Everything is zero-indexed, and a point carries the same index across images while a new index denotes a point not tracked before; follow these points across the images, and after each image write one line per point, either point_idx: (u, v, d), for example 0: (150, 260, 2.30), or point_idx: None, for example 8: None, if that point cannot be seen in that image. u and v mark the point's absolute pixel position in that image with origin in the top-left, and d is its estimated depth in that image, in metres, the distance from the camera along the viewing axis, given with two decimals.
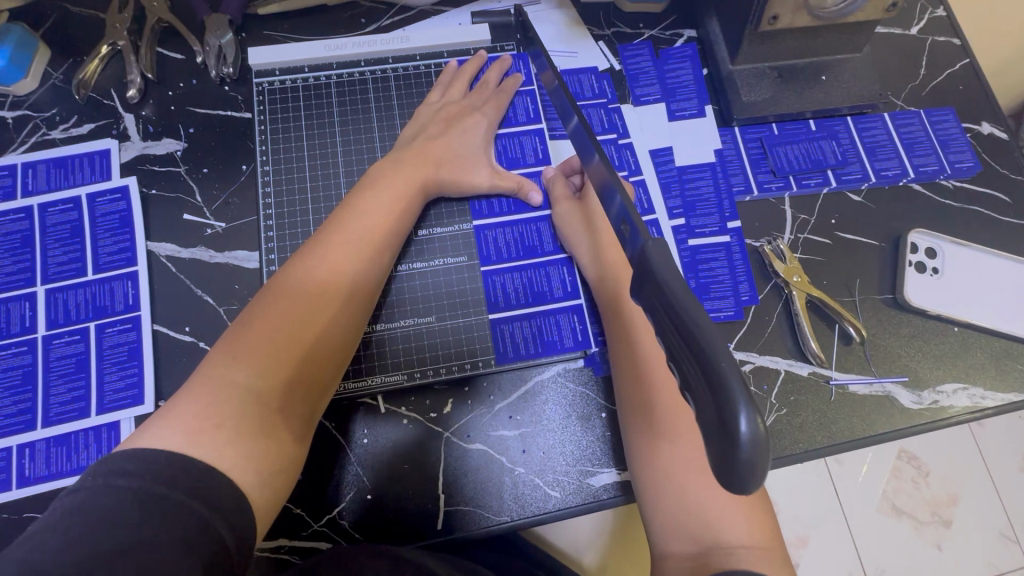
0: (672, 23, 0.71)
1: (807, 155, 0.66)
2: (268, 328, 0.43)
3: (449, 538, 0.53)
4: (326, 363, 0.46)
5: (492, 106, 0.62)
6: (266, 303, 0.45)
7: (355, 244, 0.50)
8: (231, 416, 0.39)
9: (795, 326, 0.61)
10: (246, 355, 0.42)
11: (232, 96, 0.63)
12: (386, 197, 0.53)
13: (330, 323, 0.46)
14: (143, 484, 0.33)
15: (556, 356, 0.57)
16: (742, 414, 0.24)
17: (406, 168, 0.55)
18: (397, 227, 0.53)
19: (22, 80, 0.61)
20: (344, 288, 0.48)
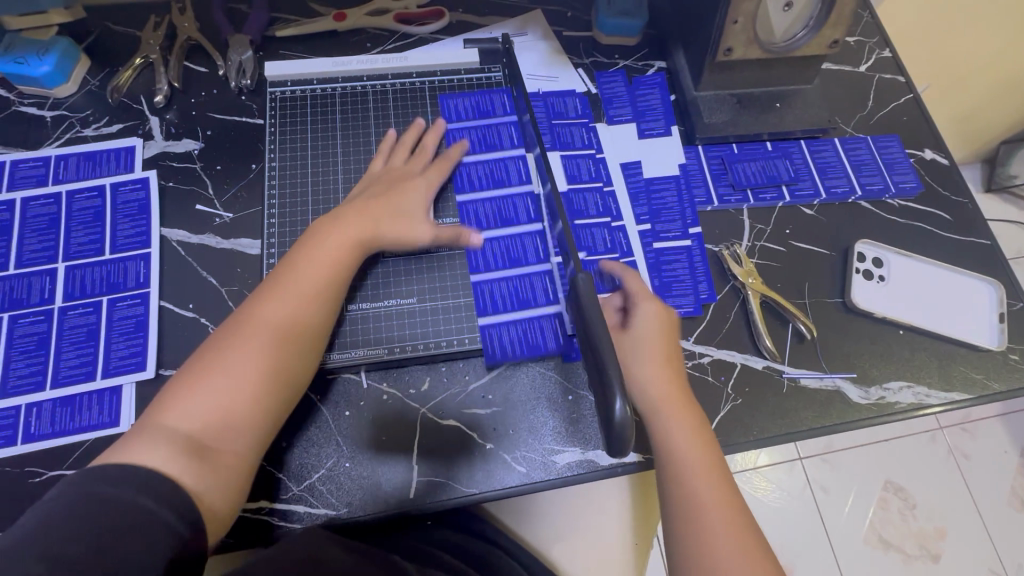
0: (645, 55, 0.79)
1: (762, 172, 0.72)
2: (207, 376, 0.48)
3: (420, 508, 0.56)
4: (261, 407, 0.49)
5: (435, 172, 0.64)
6: (209, 352, 0.50)
7: (291, 298, 0.53)
8: (167, 452, 0.43)
9: (751, 324, 0.66)
10: (185, 403, 0.47)
11: (248, 105, 0.71)
12: (328, 251, 0.56)
13: (266, 370, 0.50)
14: (107, 487, 0.39)
15: (527, 341, 0.62)
16: (618, 402, 0.41)
17: (358, 218, 0.59)
18: (334, 279, 0.56)
19: (63, 84, 0.69)
20: (276, 338, 0.51)
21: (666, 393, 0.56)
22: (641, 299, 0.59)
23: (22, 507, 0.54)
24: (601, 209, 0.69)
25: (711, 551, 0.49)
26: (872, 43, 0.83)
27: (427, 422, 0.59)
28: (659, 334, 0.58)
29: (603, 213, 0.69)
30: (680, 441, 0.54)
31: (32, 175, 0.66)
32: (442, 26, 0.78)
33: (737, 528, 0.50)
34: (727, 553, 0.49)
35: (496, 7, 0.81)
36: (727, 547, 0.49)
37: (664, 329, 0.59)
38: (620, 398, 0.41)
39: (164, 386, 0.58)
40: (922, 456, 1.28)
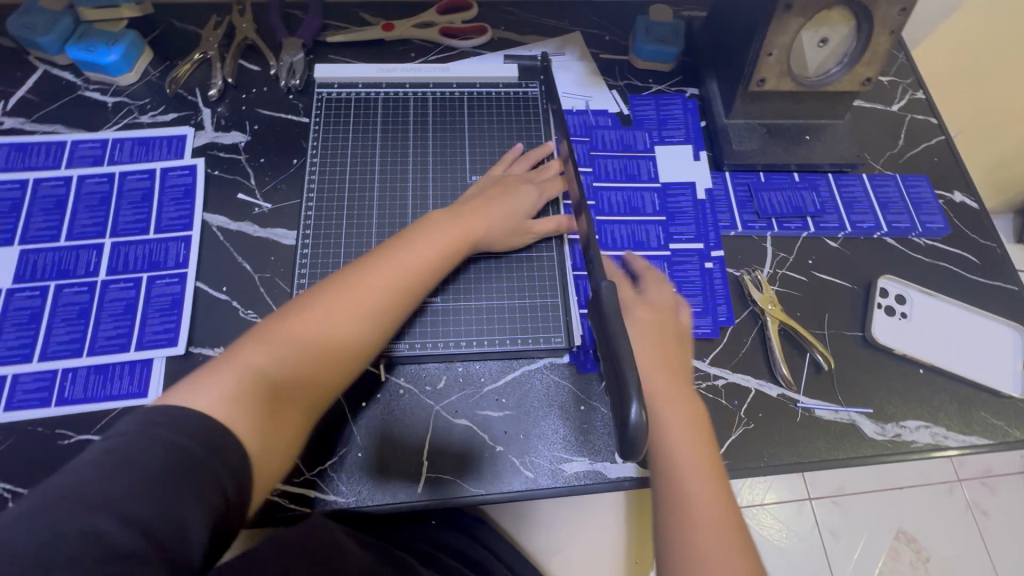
0: (678, 81, 0.82)
1: (789, 202, 0.73)
2: (298, 335, 0.48)
3: (427, 503, 0.57)
4: (334, 371, 0.49)
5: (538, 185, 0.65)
6: (325, 305, 0.50)
7: (398, 276, 0.54)
8: (239, 399, 0.43)
9: (767, 351, 0.66)
10: (273, 355, 0.47)
11: (295, 104, 0.75)
12: (439, 239, 0.58)
13: (348, 337, 0.50)
14: (177, 435, 0.37)
15: (545, 348, 0.62)
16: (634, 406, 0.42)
17: (465, 214, 0.60)
18: (434, 267, 0.56)
19: (126, 73, 0.73)
20: (369, 313, 0.51)
21: (656, 382, 0.55)
22: (631, 302, 0.60)
23: (48, 467, 0.56)
24: (626, 226, 0.71)
25: (699, 538, 0.48)
26: (905, 84, 0.84)
27: (440, 420, 0.60)
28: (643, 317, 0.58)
29: (628, 231, 0.71)
30: (669, 422, 0.53)
31: (89, 155, 0.70)
32: (483, 41, 0.81)
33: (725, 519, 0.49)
34: (711, 544, 0.47)
35: (537, 27, 0.84)
36: (712, 538, 0.47)
37: (664, 326, 0.58)
38: (634, 401, 0.41)
39: (192, 362, 0.61)
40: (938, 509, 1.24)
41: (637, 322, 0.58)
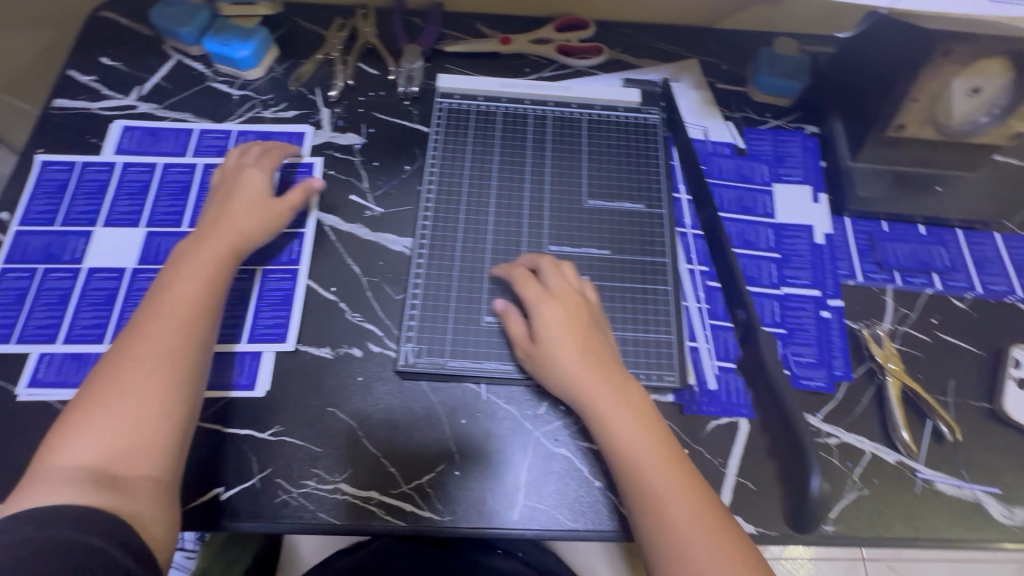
0: (797, 118, 0.79)
1: (914, 256, 0.69)
2: (98, 410, 0.46)
3: (521, 531, 0.55)
4: (169, 427, 0.47)
5: (269, 160, 0.66)
6: (106, 382, 0.48)
7: (175, 311, 0.52)
8: (70, 489, 0.42)
9: (885, 412, 0.62)
10: (83, 440, 0.45)
11: (410, 111, 0.75)
12: (189, 271, 0.55)
13: (157, 391, 0.48)
14: (24, 535, 0.39)
15: (657, 385, 0.59)
16: None
17: (206, 236, 0.58)
18: (206, 304, 0.53)
19: (253, 68, 0.75)
20: (154, 366, 0.49)
21: (586, 375, 0.53)
22: (538, 301, 0.56)
23: None
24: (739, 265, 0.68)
25: (685, 544, 0.46)
26: None
27: (539, 447, 0.58)
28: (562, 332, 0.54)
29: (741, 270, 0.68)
30: (610, 414, 0.52)
31: (214, 145, 0.72)
32: (599, 62, 0.80)
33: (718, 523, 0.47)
34: (701, 548, 0.46)
35: (653, 51, 0.82)
36: (698, 541, 0.46)
37: (578, 320, 0.55)
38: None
39: (299, 360, 0.61)
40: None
41: (547, 323, 0.55)
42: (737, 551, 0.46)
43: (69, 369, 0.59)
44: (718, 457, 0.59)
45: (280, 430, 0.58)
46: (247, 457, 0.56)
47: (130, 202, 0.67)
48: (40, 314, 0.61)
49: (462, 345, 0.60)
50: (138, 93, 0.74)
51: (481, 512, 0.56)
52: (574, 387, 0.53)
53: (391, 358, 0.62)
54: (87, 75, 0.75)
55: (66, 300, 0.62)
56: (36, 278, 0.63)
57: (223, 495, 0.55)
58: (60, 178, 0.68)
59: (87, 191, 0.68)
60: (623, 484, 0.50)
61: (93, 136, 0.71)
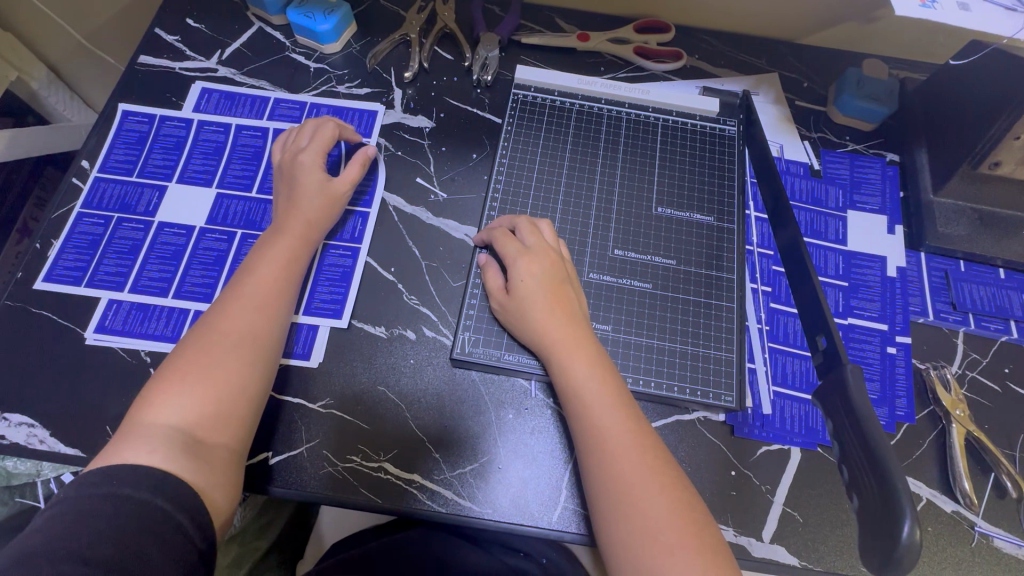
0: (878, 144, 0.76)
1: (991, 300, 0.66)
2: (185, 379, 0.50)
3: (560, 534, 0.55)
4: (245, 404, 0.51)
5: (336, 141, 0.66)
6: (193, 356, 0.51)
7: (257, 294, 0.55)
8: (158, 451, 0.46)
9: (947, 459, 0.59)
10: (171, 406, 0.48)
11: (481, 99, 0.75)
12: (270, 256, 0.58)
13: (239, 369, 0.51)
14: (113, 488, 0.42)
15: (712, 402, 0.58)
16: (905, 524, 0.32)
17: (290, 221, 0.60)
18: (284, 292, 0.57)
19: (332, 43, 0.76)
20: (238, 344, 0.52)
21: (556, 340, 0.55)
22: (516, 255, 0.58)
23: None
24: None
25: (648, 529, 0.46)
26: None
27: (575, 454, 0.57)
28: (541, 290, 0.56)
29: None
30: (585, 389, 0.52)
31: (288, 115, 0.72)
32: (677, 67, 0.78)
33: (686, 516, 0.47)
34: (665, 536, 0.45)
35: (733, 61, 0.80)
36: (663, 526, 0.46)
37: (551, 278, 0.57)
38: (907, 521, 0.32)
39: (353, 336, 0.61)
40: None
41: (525, 277, 0.57)
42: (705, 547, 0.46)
43: (135, 319, 0.60)
44: (766, 483, 0.57)
45: (330, 403, 0.59)
46: (296, 426, 0.58)
47: (204, 161, 0.69)
48: (111, 262, 0.63)
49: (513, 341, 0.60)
50: (219, 57, 0.76)
51: (520, 511, 0.55)
52: (553, 351, 0.55)
53: (443, 345, 0.62)
54: (172, 35, 0.77)
55: (136, 250, 0.64)
56: (110, 226, 0.65)
57: (270, 460, 0.56)
58: (141, 133, 0.70)
59: (164, 146, 0.69)
60: (588, 459, 0.51)
61: (174, 95, 0.73)
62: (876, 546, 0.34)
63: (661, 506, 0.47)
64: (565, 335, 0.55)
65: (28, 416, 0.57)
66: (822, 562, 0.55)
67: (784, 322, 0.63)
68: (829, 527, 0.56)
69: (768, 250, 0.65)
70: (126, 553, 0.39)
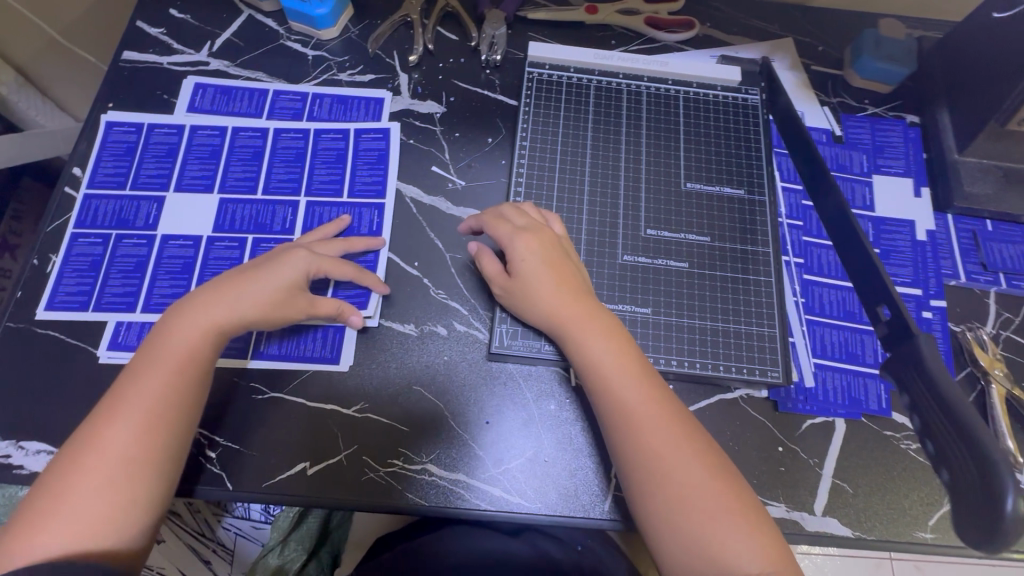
0: (897, 106, 0.74)
1: (1021, 258, 0.66)
2: (94, 462, 0.45)
3: (612, 523, 0.54)
4: (147, 492, 0.46)
5: (346, 245, 0.60)
6: (97, 427, 0.47)
7: (172, 372, 0.49)
8: (60, 534, 0.43)
9: (988, 421, 0.59)
10: (73, 499, 0.44)
11: (491, 80, 0.72)
12: (188, 325, 0.51)
13: (141, 462, 0.46)
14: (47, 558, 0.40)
15: (758, 379, 0.57)
16: (1010, 494, 0.31)
17: (218, 282, 0.54)
18: (193, 371, 0.50)
19: (329, 28, 0.72)
20: (137, 431, 0.47)
21: (570, 316, 0.53)
22: (511, 236, 0.55)
23: (241, 417, 0.55)
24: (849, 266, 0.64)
25: (688, 502, 0.45)
26: None
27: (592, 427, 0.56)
28: (541, 266, 0.54)
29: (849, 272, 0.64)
30: (602, 363, 0.51)
31: (290, 108, 0.68)
32: (690, 37, 0.76)
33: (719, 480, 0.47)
34: (705, 503, 0.45)
35: (746, 28, 0.77)
36: (702, 496, 0.46)
37: (550, 257, 0.55)
38: (1013, 490, 0.31)
39: (381, 335, 0.59)
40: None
41: (524, 255, 0.55)
42: (744, 508, 0.46)
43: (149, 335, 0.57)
44: (814, 457, 0.57)
45: (365, 407, 0.56)
46: (332, 433, 0.55)
47: (201, 167, 0.65)
48: (116, 283, 0.59)
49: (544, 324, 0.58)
50: (209, 50, 0.71)
51: (570, 504, 0.54)
52: (558, 329, 0.53)
53: (476, 339, 0.59)
54: (156, 27, 0.72)
55: (142, 267, 0.60)
56: (109, 245, 0.61)
57: (308, 471, 0.54)
58: (128, 141, 0.66)
59: (157, 154, 0.65)
60: (613, 436, 0.49)
61: (165, 93, 0.69)
62: (981, 520, 0.32)
63: (698, 474, 0.46)
64: (570, 311, 0.53)
65: (46, 443, 0.53)
66: (873, 531, 0.55)
67: (818, 293, 0.62)
68: (878, 497, 0.56)
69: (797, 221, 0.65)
70: None
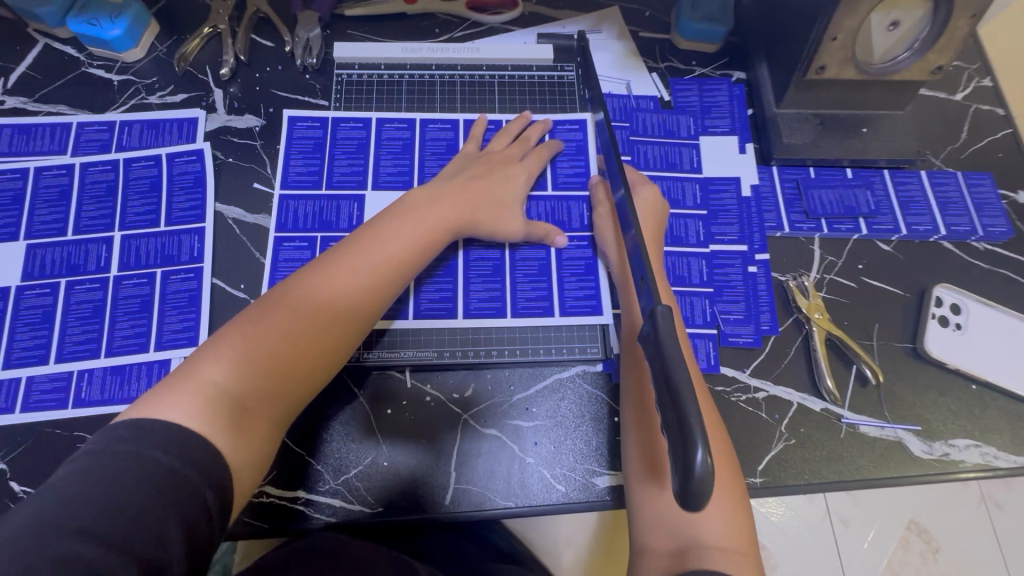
0: (724, 64, 0.75)
1: (840, 202, 0.68)
2: (241, 327, 0.47)
3: (453, 515, 0.55)
4: (301, 381, 0.47)
5: (534, 159, 0.65)
6: (260, 315, 0.47)
7: (363, 273, 0.51)
8: (195, 408, 0.41)
9: (812, 362, 0.62)
10: (191, 389, 0.42)
11: (312, 85, 0.70)
12: (410, 229, 0.55)
13: (316, 335, 0.48)
14: (140, 445, 0.37)
15: (579, 357, 0.60)
16: (699, 449, 0.32)
17: (440, 204, 0.58)
18: (421, 256, 0.55)
19: (131, 49, 0.68)
20: (285, 331, 0.47)
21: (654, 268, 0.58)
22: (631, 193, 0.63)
23: None
24: (678, 232, 0.66)
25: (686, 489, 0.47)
26: (972, 70, 0.76)
27: (431, 426, 0.58)
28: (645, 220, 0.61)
29: (678, 237, 0.66)
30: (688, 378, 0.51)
31: (96, 139, 0.66)
32: (514, 17, 0.74)
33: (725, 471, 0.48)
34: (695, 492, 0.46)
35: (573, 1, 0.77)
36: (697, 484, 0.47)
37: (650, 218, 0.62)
38: (700, 444, 0.32)
39: None
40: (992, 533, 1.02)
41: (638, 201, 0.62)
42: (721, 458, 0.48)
43: None
44: None
45: None
46: None
47: (2, 213, 0.62)
48: None
49: (571, 306, 0.62)
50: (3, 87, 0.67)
51: (411, 503, 0.55)
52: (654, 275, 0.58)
53: None
54: None
55: None
56: None
57: None
58: None
59: None
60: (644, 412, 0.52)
61: None
62: (677, 477, 0.33)
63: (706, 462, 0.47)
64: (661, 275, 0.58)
65: None
66: None
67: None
68: None
69: None
70: (138, 529, 0.34)
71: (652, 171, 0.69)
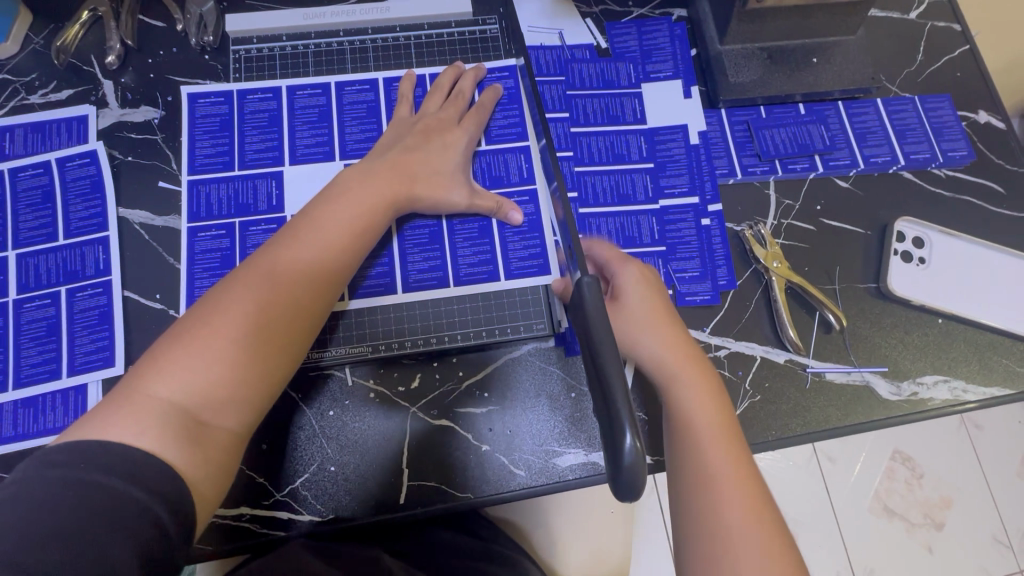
0: (663, 2, 0.69)
1: (794, 140, 0.64)
2: (187, 329, 0.41)
3: (411, 513, 0.53)
4: (265, 381, 0.42)
5: (472, 121, 0.59)
6: (206, 315, 0.42)
7: (307, 266, 0.46)
8: (145, 425, 0.36)
9: (773, 313, 0.59)
10: (133, 410, 0.36)
11: (211, 66, 0.62)
12: (353, 205, 0.50)
13: (277, 322, 0.43)
14: (71, 469, 0.32)
15: (527, 335, 0.57)
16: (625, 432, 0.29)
17: (374, 180, 0.52)
18: (365, 238, 0.50)
19: (1, 45, 0.61)
20: (237, 327, 0.41)
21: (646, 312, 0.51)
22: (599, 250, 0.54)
23: None
24: (626, 188, 0.62)
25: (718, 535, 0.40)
26: None
27: (384, 426, 0.54)
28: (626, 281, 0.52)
29: (627, 194, 0.62)
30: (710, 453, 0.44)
31: None
32: None
33: (759, 515, 0.41)
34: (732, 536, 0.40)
35: None
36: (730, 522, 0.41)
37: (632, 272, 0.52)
38: (626, 428, 0.29)
39: None
40: (973, 451, 1.00)
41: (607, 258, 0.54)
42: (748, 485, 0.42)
43: None
44: None
45: None
46: None
47: None
48: None
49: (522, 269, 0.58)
50: None
51: (367, 505, 0.53)
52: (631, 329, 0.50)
53: None
54: None
55: None
56: None
57: None
58: None
59: None
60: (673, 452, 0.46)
61: None
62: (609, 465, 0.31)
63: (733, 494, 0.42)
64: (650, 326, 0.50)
65: None
66: None
67: (595, 225, 0.61)
68: None
69: (566, 150, 0.62)
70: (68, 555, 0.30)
71: (590, 126, 0.64)
